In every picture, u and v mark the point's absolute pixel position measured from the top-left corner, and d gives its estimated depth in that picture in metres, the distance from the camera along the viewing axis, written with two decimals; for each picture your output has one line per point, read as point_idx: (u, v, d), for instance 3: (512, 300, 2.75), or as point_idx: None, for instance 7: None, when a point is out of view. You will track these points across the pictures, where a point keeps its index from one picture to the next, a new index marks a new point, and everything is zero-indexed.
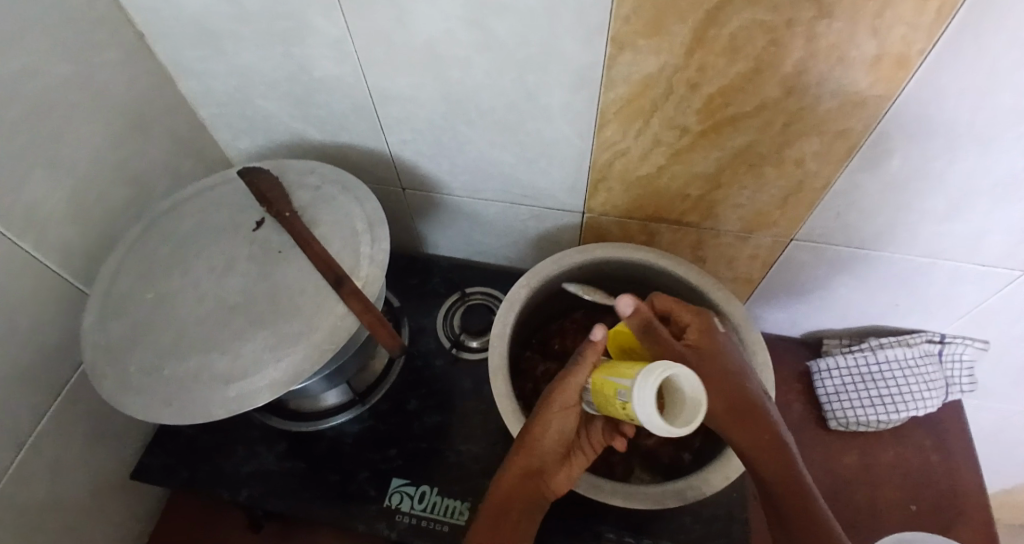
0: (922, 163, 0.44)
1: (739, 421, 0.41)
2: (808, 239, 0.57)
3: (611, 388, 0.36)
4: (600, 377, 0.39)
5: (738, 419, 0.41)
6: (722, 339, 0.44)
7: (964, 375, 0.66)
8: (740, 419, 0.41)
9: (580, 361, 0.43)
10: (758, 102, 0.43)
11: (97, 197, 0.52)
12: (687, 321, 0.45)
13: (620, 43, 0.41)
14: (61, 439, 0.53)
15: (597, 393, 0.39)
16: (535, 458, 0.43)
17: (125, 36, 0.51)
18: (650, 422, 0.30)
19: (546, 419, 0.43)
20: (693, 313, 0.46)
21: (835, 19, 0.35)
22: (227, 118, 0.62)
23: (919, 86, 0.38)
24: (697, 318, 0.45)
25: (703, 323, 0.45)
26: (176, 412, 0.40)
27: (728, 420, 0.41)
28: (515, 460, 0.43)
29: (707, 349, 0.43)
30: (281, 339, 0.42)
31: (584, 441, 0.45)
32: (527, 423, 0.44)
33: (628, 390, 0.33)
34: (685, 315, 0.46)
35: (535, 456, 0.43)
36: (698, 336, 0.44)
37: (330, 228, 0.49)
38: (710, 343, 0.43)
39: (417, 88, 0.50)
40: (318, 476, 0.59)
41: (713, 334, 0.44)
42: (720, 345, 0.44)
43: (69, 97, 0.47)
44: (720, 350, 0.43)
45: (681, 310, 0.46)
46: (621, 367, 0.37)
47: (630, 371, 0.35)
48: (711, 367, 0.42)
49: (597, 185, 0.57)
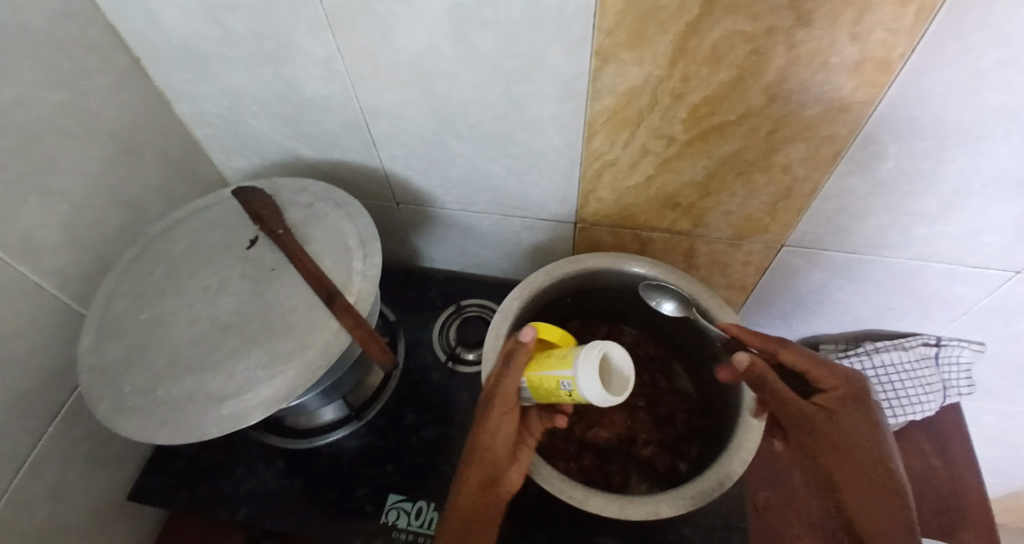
0: (910, 165, 0.45)
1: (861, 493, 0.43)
2: (800, 244, 0.57)
3: (551, 380, 0.41)
4: (533, 374, 0.43)
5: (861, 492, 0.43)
6: (868, 411, 0.44)
7: (962, 378, 0.66)
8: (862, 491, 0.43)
9: (511, 363, 0.45)
10: (743, 110, 0.43)
11: (92, 221, 0.53)
12: (832, 382, 0.45)
13: (604, 56, 0.41)
14: (60, 463, 0.53)
15: (535, 388, 0.44)
16: (487, 463, 0.44)
17: (117, 60, 0.51)
18: (605, 399, 0.37)
19: (488, 422, 0.45)
20: (840, 375, 0.45)
21: (814, 27, 0.35)
22: (219, 138, 0.63)
23: (901, 89, 0.38)
24: (844, 383, 0.45)
25: (852, 388, 0.45)
26: (170, 433, 0.40)
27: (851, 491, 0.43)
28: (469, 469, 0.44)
29: (844, 418, 0.44)
30: (274, 357, 0.42)
31: (527, 434, 0.47)
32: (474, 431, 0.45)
33: (573, 377, 0.38)
34: (827, 377, 0.45)
35: (481, 461, 0.44)
36: (834, 403, 0.45)
37: (322, 245, 0.49)
38: (850, 415, 0.44)
39: (406, 103, 0.51)
40: (317, 494, 0.59)
41: (863, 403, 0.44)
42: (863, 417, 0.44)
43: (63, 122, 0.47)
44: (860, 423, 0.44)
45: (820, 372, 0.45)
46: (552, 359, 0.42)
47: (563, 361, 0.40)
48: (848, 443, 0.44)
49: (588, 195, 0.57)
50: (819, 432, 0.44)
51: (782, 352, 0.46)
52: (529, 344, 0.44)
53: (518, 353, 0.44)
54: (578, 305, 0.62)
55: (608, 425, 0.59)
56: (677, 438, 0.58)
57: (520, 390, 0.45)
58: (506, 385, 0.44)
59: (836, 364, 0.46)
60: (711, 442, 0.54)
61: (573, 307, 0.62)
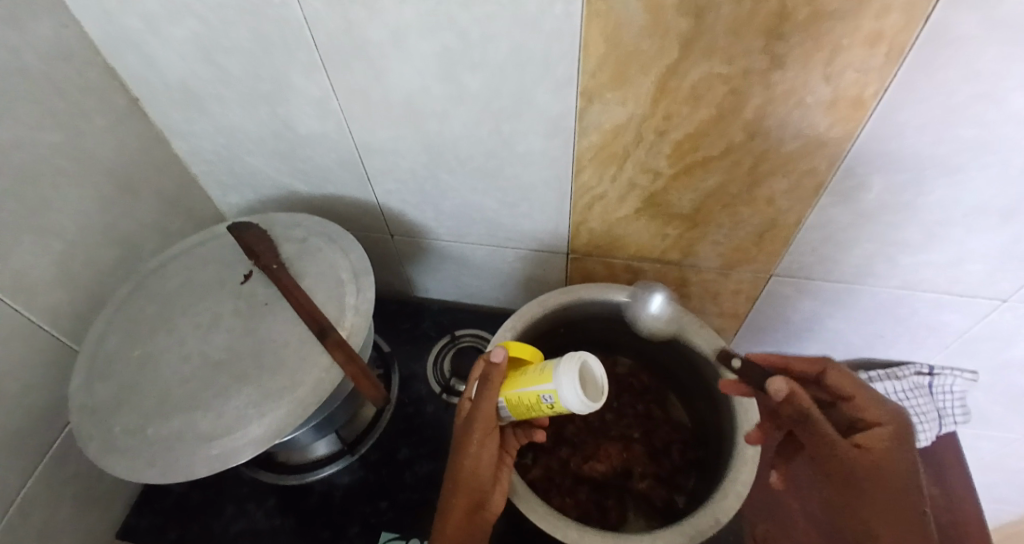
0: (890, 195, 0.46)
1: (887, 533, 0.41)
2: (789, 274, 0.58)
3: (531, 396, 0.40)
4: (510, 392, 0.42)
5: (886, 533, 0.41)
6: (909, 456, 0.42)
7: (956, 406, 0.66)
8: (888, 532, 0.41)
9: (487, 387, 0.43)
10: (725, 145, 0.45)
11: (86, 259, 0.53)
12: (878, 418, 0.43)
13: (588, 95, 0.43)
14: (48, 504, 0.52)
15: (513, 406, 0.42)
16: (474, 490, 0.43)
17: (115, 101, 0.53)
18: (588, 405, 0.37)
19: (470, 448, 0.43)
20: (887, 411, 0.43)
21: (788, 67, 0.37)
22: (216, 174, 0.64)
23: (877, 123, 0.40)
24: (892, 423, 0.43)
25: (898, 430, 0.43)
26: (158, 474, 0.39)
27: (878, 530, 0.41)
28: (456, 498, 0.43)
29: (886, 459, 0.42)
30: (263, 395, 0.42)
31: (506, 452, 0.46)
32: (457, 458, 0.44)
33: (555, 390, 0.38)
34: (872, 411, 0.44)
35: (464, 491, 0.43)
36: (878, 439, 0.42)
37: (315, 280, 0.50)
38: (893, 456, 0.42)
39: (398, 140, 0.52)
40: (309, 532, 0.58)
41: (906, 447, 0.42)
42: (903, 461, 0.42)
43: (60, 162, 0.49)
44: (898, 465, 0.42)
45: (866, 403, 0.44)
46: (527, 374, 0.41)
47: (541, 375, 0.40)
48: (884, 483, 0.41)
49: (578, 227, 0.58)
50: (855, 469, 0.42)
51: (829, 372, 0.46)
52: (502, 365, 0.43)
53: (493, 376, 0.43)
54: (571, 336, 0.62)
55: (604, 459, 0.58)
56: (674, 471, 0.57)
57: (499, 409, 0.44)
58: (485, 408, 0.43)
59: (884, 399, 0.44)
60: (708, 475, 0.53)
61: (567, 339, 0.62)
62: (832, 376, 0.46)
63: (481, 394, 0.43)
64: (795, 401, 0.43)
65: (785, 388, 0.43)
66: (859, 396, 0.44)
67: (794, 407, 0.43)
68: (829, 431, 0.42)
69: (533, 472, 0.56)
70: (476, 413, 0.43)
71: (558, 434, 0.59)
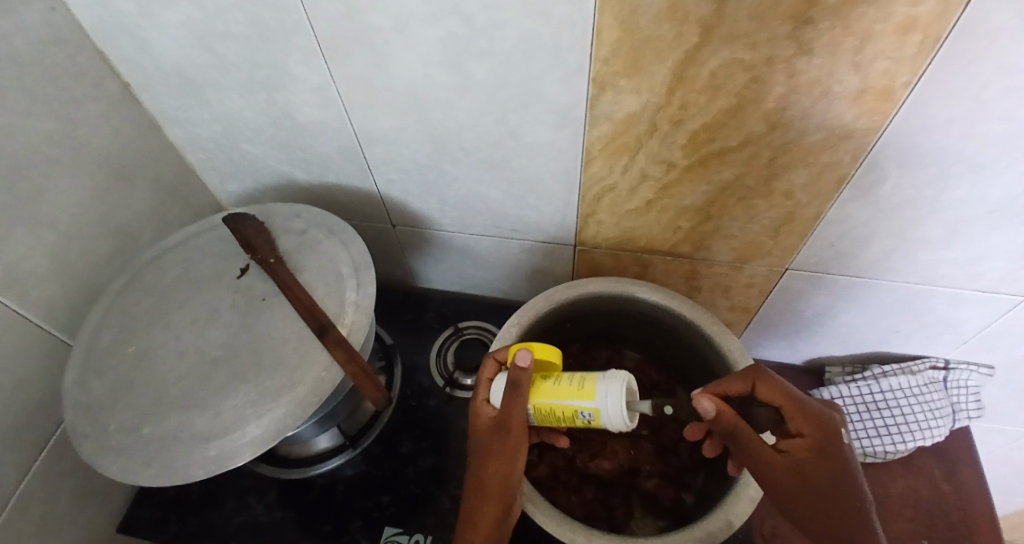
0: (913, 191, 0.44)
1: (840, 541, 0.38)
2: (803, 268, 0.57)
3: (567, 410, 0.40)
4: (541, 401, 0.42)
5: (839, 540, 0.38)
6: (832, 467, 0.39)
7: (971, 401, 0.64)
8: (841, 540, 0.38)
9: (517, 392, 0.41)
10: (743, 136, 0.42)
11: (81, 250, 0.52)
12: (798, 428, 0.41)
13: (600, 84, 0.40)
14: (46, 498, 0.52)
15: (540, 414, 0.43)
16: (506, 496, 0.42)
17: (108, 88, 0.51)
18: (626, 425, 0.40)
19: (502, 452, 0.42)
20: (811, 421, 0.40)
21: (815, 55, 0.35)
22: (213, 162, 0.62)
23: (905, 116, 0.37)
24: (816, 429, 0.40)
25: (818, 440, 0.40)
26: (153, 474, 0.38)
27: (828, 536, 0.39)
28: (488, 503, 0.42)
29: (809, 471, 0.39)
30: (262, 394, 0.41)
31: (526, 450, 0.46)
32: (487, 462, 0.43)
33: (598, 409, 0.39)
34: (801, 420, 0.41)
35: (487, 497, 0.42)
36: (801, 450, 0.40)
37: (314, 274, 0.48)
38: (814, 468, 0.39)
39: (400, 129, 0.50)
40: (310, 526, 0.58)
41: (824, 458, 0.39)
42: (824, 472, 0.39)
43: (50, 152, 0.47)
44: (822, 475, 0.39)
45: (797, 414, 0.41)
46: (560, 386, 0.41)
47: (580, 391, 0.40)
48: (807, 492, 0.39)
49: (587, 219, 0.57)
50: (778, 482, 0.39)
51: (759, 387, 0.42)
52: (529, 369, 0.41)
53: (521, 380, 0.41)
54: (578, 329, 0.61)
55: (610, 456, 0.58)
56: (682, 468, 0.56)
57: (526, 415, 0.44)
58: (513, 412, 0.41)
59: (810, 408, 0.41)
60: (715, 476, 0.52)
61: (574, 331, 0.61)
62: (762, 392, 0.42)
63: (508, 400, 0.41)
64: (725, 418, 0.40)
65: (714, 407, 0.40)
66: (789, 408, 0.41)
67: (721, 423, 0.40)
68: (753, 443, 0.39)
69: (539, 469, 0.55)
70: (505, 421, 0.42)
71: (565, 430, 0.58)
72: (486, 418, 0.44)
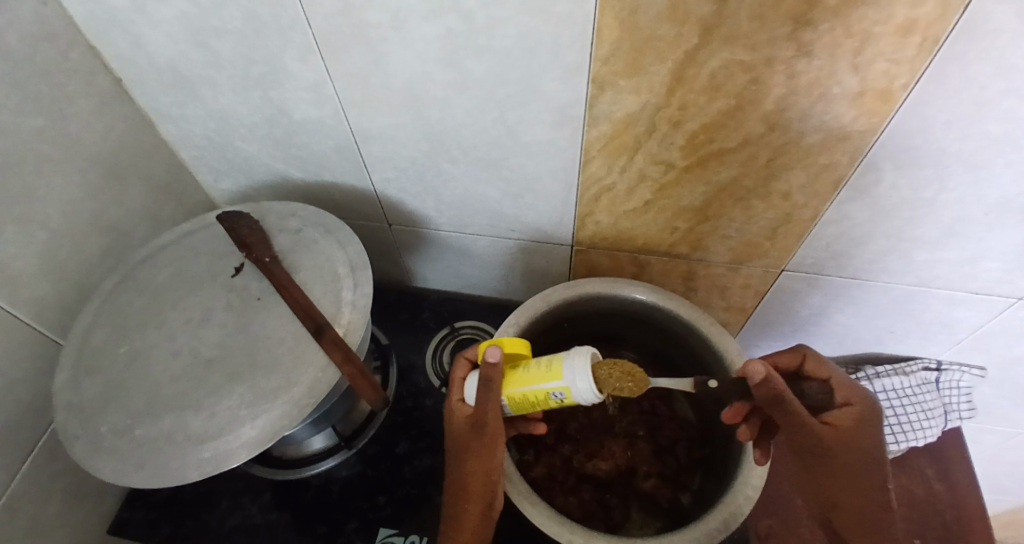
0: (910, 192, 0.44)
1: (860, 512, 0.41)
2: (799, 269, 0.57)
3: (539, 393, 0.40)
4: (513, 391, 0.41)
5: (859, 512, 0.41)
6: (877, 434, 0.41)
7: (963, 401, 0.65)
8: (861, 512, 0.41)
9: (486, 389, 0.40)
10: (742, 137, 0.42)
11: (72, 248, 0.51)
12: (845, 397, 0.42)
13: (600, 83, 0.40)
14: (36, 501, 0.51)
15: (515, 403, 0.42)
16: (489, 493, 0.42)
17: (100, 84, 0.50)
18: (598, 396, 0.39)
19: (481, 449, 0.42)
20: (858, 392, 0.42)
21: (815, 57, 0.35)
22: (207, 160, 0.61)
23: (903, 118, 0.38)
24: (861, 402, 0.42)
25: (866, 408, 0.41)
26: (146, 477, 0.38)
27: (851, 506, 0.42)
28: (472, 499, 0.42)
29: (854, 440, 0.41)
30: (257, 395, 0.41)
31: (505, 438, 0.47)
32: (467, 459, 0.43)
33: (569, 386, 0.38)
34: (847, 394, 0.42)
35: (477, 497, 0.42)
36: (848, 421, 0.41)
37: (311, 274, 0.48)
38: (860, 434, 0.41)
39: (398, 127, 0.49)
40: (306, 527, 0.57)
41: (871, 425, 0.41)
42: (870, 439, 0.41)
43: (40, 149, 0.46)
44: (867, 443, 0.41)
45: (842, 387, 0.43)
46: (529, 371, 0.40)
47: (547, 372, 0.39)
48: (850, 457, 0.41)
49: (585, 219, 0.56)
50: (825, 449, 0.40)
51: (808, 360, 0.45)
52: (499, 364, 0.40)
53: (493, 377, 0.40)
54: (575, 329, 0.61)
55: (608, 457, 0.57)
56: (680, 469, 0.56)
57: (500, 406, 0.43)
58: (489, 409, 0.40)
59: (855, 381, 0.43)
60: (713, 475, 0.52)
61: (571, 331, 0.61)
62: (810, 364, 0.45)
63: (483, 398, 0.40)
64: (775, 386, 0.38)
65: (764, 371, 0.38)
66: (835, 379, 0.44)
67: (768, 391, 0.38)
68: (801, 410, 0.39)
69: (536, 470, 0.55)
70: (481, 418, 0.41)
71: (562, 432, 0.58)
72: (462, 416, 0.43)
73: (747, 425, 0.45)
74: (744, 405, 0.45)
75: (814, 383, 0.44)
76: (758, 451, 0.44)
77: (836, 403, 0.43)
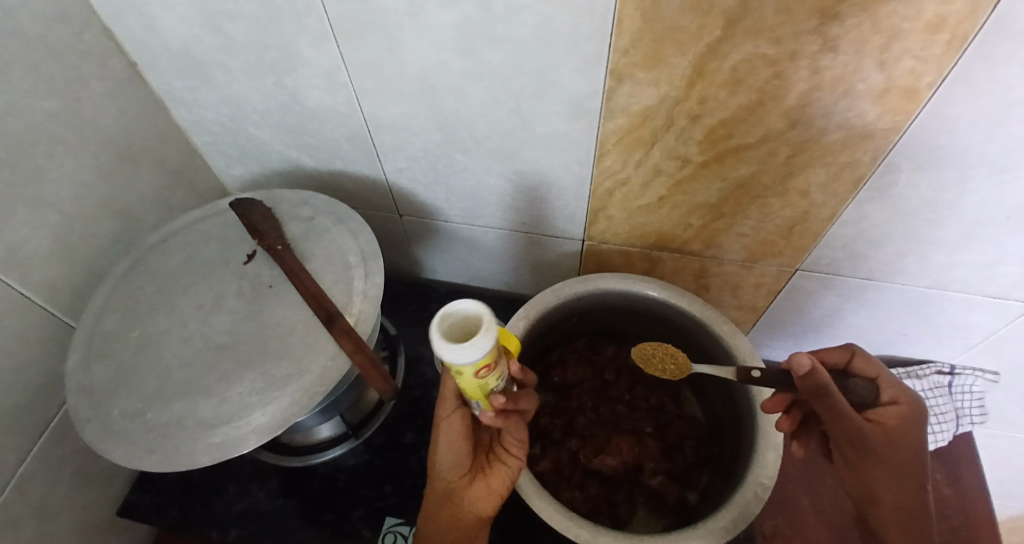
0: (931, 193, 0.43)
1: (905, 515, 0.41)
2: (814, 269, 0.56)
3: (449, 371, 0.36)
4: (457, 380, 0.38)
5: (904, 514, 0.41)
6: (922, 435, 0.41)
7: (975, 406, 0.64)
8: (906, 514, 0.41)
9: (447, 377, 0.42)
10: (762, 133, 0.42)
11: (84, 232, 0.51)
12: (892, 396, 0.42)
13: (618, 75, 0.40)
14: (47, 481, 0.51)
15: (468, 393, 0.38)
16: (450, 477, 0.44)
17: (114, 67, 0.50)
18: (455, 354, 0.31)
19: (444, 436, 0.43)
20: (905, 391, 0.42)
21: (840, 52, 0.34)
22: (220, 146, 0.61)
23: (927, 118, 0.37)
24: (907, 401, 0.42)
25: (913, 408, 0.41)
26: (157, 461, 0.38)
27: (893, 507, 0.41)
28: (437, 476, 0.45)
29: (899, 437, 0.41)
30: (267, 383, 0.41)
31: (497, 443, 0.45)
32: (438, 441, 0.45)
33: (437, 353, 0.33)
34: (894, 391, 0.43)
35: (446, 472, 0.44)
36: (894, 418, 0.41)
37: (322, 262, 0.48)
38: (907, 434, 0.41)
39: (412, 116, 0.49)
40: (313, 514, 0.57)
41: (917, 424, 0.41)
42: (915, 439, 0.41)
43: (53, 131, 0.46)
44: (912, 442, 0.41)
45: (889, 385, 0.43)
46: None
47: None
48: (894, 455, 0.41)
49: (597, 213, 0.56)
50: (868, 443, 0.41)
51: (857, 357, 0.46)
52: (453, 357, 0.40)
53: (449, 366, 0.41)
54: (584, 323, 0.61)
55: (615, 453, 0.56)
56: (687, 467, 0.56)
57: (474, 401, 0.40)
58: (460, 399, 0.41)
59: (903, 382, 0.43)
60: (722, 475, 0.52)
61: (580, 325, 0.61)
62: (858, 362, 0.46)
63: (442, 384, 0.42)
64: (818, 376, 0.40)
65: (809, 363, 0.40)
66: (882, 379, 0.44)
67: (813, 383, 0.40)
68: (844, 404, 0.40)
69: (543, 464, 0.55)
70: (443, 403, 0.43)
71: (568, 426, 0.58)
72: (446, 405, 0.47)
73: (787, 415, 0.47)
74: (785, 396, 0.46)
75: (862, 379, 0.44)
76: (784, 419, 0.47)
77: (882, 401, 0.43)
